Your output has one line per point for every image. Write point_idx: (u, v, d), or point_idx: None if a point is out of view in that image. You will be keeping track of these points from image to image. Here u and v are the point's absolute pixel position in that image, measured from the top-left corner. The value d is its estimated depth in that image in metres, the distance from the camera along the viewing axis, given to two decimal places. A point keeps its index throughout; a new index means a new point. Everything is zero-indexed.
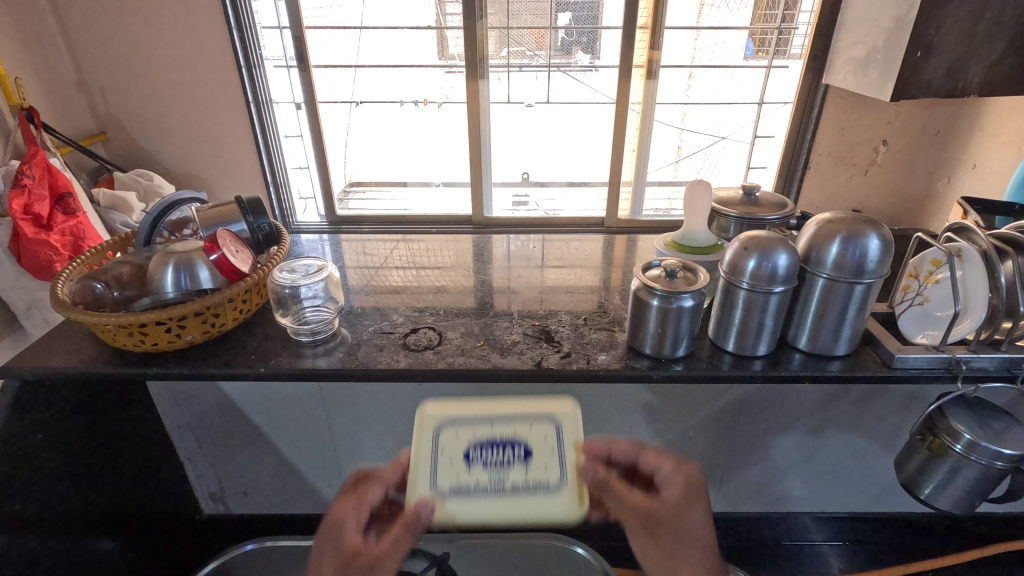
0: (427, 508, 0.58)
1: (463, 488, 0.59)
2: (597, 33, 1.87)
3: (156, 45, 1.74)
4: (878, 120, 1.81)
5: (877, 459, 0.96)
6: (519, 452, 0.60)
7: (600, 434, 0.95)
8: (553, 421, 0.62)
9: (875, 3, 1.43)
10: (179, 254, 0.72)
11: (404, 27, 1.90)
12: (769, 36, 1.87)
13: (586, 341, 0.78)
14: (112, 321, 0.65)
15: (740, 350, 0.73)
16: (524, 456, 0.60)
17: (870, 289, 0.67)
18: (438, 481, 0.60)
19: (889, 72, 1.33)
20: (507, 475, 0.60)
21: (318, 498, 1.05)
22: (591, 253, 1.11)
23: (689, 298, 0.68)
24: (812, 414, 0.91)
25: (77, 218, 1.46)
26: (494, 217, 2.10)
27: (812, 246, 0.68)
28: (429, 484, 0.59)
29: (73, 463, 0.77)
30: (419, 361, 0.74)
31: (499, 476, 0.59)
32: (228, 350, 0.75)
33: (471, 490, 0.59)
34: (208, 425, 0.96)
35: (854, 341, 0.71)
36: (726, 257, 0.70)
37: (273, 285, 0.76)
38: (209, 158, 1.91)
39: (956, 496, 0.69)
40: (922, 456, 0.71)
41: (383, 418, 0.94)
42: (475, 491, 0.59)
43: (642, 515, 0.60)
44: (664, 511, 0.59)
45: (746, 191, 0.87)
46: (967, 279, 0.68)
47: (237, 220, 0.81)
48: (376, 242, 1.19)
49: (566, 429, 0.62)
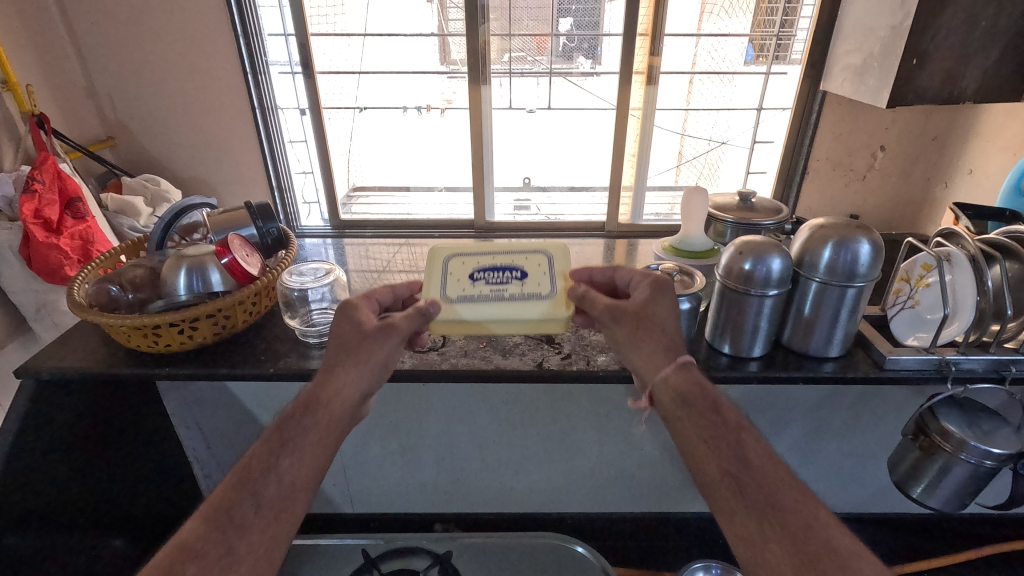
0: (436, 304, 0.64)
1: (468, 297, 0.66)
2: (598, 40, 1.88)
3: (164, 52, 1.77)
4: (876, 126, 1.82)
5: (873, 460, 0.97)
6: (516, 273, 0.66)
7: (601, 434, 0.97)
8: (546, 251, 0.68)
9: (871, 12, 1.45)
10: (191, 258, 0.74)
11: (407, 34, 1.92)
12: (768, 42, 1.88)
13: (586, 343, 0.80)
14: (128, 323, 0.67)
15: (737, 352, 0.74)
16: (521, 276, 0.66)
17: (862, 292, 0.69)
18: (448, 292, 0.66)
19: (885, 80, 1.35)
20: (505, 288, 0.66)
21: (324, 497, 1.07)
22: (591, 257, 1.13)
23: (685, 301, 0.70)
24: (808, 416, 0.93)
25: (86, 223, 1.47)
26: (496, 222, 2.10)
27: (805, 251, 0.70)
28: (439, 292, 0.66)
29: (85, 462, 0.78)
30: (424, 362, 0.76)
31: (499, 289, 0.66)
32: (239, 351, 0.77)
33: (474, 299, 0.65)
34: (217, 424, 0.97)
35: (847, 343, 0.73)
36: (721, 261, 0.72)
37: (282, 288, 0.78)
38: (215, 163, 1.94)
39: (946, 494, 0.71)
40: (914, 456, 0.73)
41: (386, 419, 0.96)
42: (478, 300, 0.65)
43: (611, 308, 0.62)
44: (636, 301, 0.63)
45: (742, 197, 0.89)
46: (956, 283, 0.70)
47: (247, 225, 0.83)
48: (377, 248, 1.22)
49: (559, 260, 0.67)
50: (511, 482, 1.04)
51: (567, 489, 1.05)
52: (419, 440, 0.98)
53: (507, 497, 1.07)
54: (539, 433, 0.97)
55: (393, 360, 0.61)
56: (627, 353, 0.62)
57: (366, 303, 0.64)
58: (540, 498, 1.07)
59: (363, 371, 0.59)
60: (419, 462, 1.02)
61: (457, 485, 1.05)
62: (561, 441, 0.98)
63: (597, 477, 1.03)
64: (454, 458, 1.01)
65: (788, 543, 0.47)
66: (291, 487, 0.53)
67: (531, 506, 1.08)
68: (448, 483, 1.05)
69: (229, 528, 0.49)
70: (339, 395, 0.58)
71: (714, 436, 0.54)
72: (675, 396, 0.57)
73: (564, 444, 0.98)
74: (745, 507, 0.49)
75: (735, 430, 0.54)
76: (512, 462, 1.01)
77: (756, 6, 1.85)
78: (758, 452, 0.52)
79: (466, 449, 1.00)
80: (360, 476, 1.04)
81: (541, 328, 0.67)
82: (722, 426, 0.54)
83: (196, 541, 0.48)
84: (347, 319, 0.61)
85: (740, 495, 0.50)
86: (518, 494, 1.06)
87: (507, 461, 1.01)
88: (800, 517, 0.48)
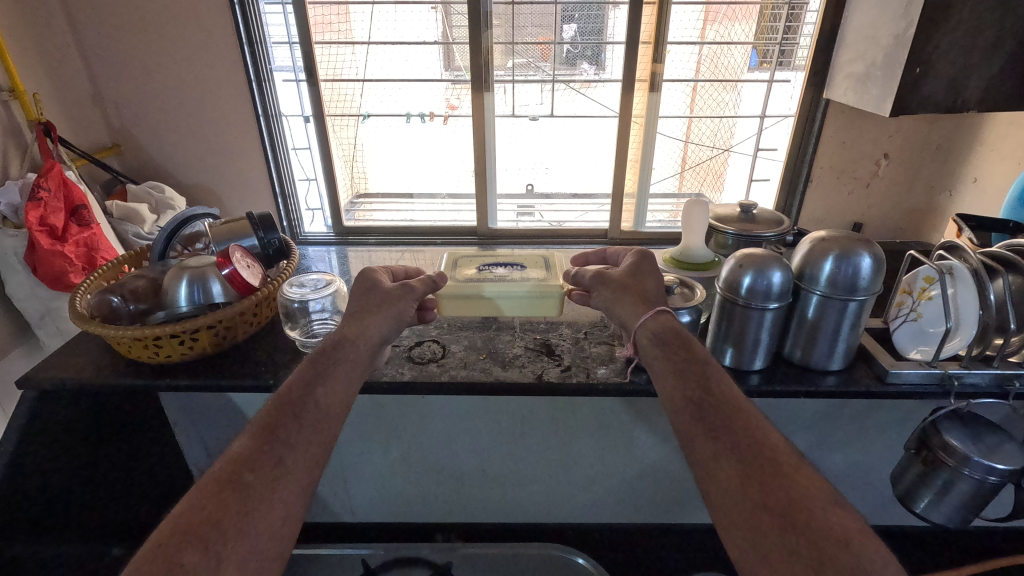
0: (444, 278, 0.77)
1: (474, 280, 0.80)
2: (602, 46, 1.89)
3: (168, 60, 1.78)
4: (880, 135, 1.80)
5: (876, 473, 0.97)
6: (519, 266, 0.83)
7: (601, 446, 0.97)
8: (543, 255, 0.85)
9: (873, 20, 1.44)
10: (193, 269, 0.74)
11: (410, 42, 1.93)
12: (771, 48, 1.87)
13: (586, 354, 0.80)
14: (129, 334, 0.67)
15: (738, 365, 0.74)
16: (522, 268, 0.83)
17: (864, 305, 0.69)
18: (455, 274, 0.80)
19: (887, 89, 1.34)
20: (510, 276, 0.81)
21: (324, 506, 1.07)
22: None
23: (685, 314, 0.70)
24: (810, 428, 0.92)
25: (91, 230, 1.48)
26: (498, 229, 2.11)
27: (805, 263, 0.69)
28: (451, 275, 0.80)
29: (87, 473, 0.79)
30: (423, 374, 0.76)
31: (504, 275, 0.80)
32: (238, 361, 0.78)
33: (481, 279, 0.80)
34: None
35: (848, 356, 0.73)
36: (722, 274, 0.72)
37: (283, 299, 0.78)
38: (219, 170, 1.95)
39: (950, 509, 0.71)
40: (917, 469, 0.73)
41: (385, 429, 0.96)
42: (485, 281, 0.79)
43: (596, 275, 0.72)
44: (624, 268, 0.72)
45: (744, 208, 0.89)
46: (959, 297, 0.69)
47: (248, 235, 0.84)
48: (382, 253, 1.23)
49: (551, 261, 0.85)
50: (512, 491, 1.04)
51: (567, 500, 1.05)
52: (419, 450, 0.98)
53: (507, 507, 1.06)
54: (541, 443, 0.97)
55: (410, 313, 0.71)
56: (612, 311, 0.70)
57: (383, 273, 0.75)
58: (541, 508, 1.06)
59: (384, 318, 0.68)
60: (418, 471, 1.01)
61: (457, 494, 1.05)
62: (563, 451, 0.98)
63: (598, 488, 1.03)
64: (455, 467, 1.01)
65: (740, 457, 0.51)
66: (326, 413, 0.59)
67: (531, 516, 1.08)
68: (448, 493, 1.04)
69: (277, 441, 0.54)
70: (363, 337, 0.66)
71: (679, 368, 0.60)
72: (651, 337, 0.64)
73: (565, 454, 0.98)
74: (703, 424, 0.55)
75: (700, 364, 0.60)
76: (513, 472, 1.01)
77: (758, 12, 1.85)
78: (719, 381, 0.58)
79: (466, 459, 0.99)
80: (360, 485, 1.04)
81: (539, 306, 0.81)
82: (687, 358, 0.61)
83: (250, 452, 0.53)
84: (367, 285, 0.71)
85: (699, 414, 0.56)
86: (519, 503, 1.06)
87: (508, 471, 1.01)
88: (754, 437, 0.53)
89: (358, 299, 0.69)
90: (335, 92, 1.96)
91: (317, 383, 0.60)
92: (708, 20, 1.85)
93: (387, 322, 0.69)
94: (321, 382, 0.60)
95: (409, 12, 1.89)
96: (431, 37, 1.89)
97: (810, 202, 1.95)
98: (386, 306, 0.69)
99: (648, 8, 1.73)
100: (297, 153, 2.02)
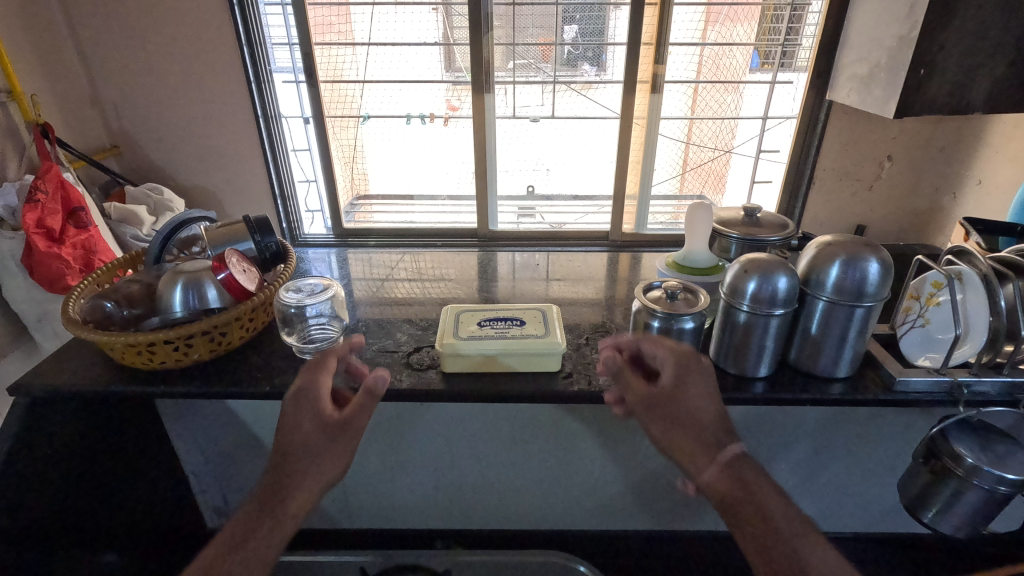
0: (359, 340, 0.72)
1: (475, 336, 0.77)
2: (604, 48, 1.88)
3: (167, 61, 1.77)
4: (884, 137, 1.78)
5: (882, 480, 0.95)
6: (517, 322, 0.80)
7: (603, 453, 0.95)
8: (540, 310, 0.83)
9: (877, 21, 1.43)
10: (188, 274, 0.73)
11: (410, 43, 1.92)
12: (773, 49, 1.86)
13: (588, 361, 0.79)
14: (121, 341, 0.66)
15: (742, 372, 0.73)
16: (520, 323, 0.79)
17: (871, 312, 0.67)
18: (457, 332, 0.78)
19: (891, 90, 1.32)
20: (508, 331, 0.78)
21: (321, 512, 1.05)
22: (595, 270, 1.16)
23: (689, 320, 0.69)
24: (815, 435, 0.91)
25: (89, 232, 1.46)
26: (498, 231, 2.10)
27: (812, 268, 0.68)
28: (453, 334, 0.77)
29: (81, 480, 0.78)
30: (422, 381, 0.75)
31: (502, 332, 0.77)
32: (234, 367, 0.77)
33: (483, 337, 0.76)
34: (215, 438, 0.96)
35: (855, 363, 0.71)
36: (726, 279, 0.71)
37: (280, 304, 0.77)
38: (218, 172, 1.94)
39: (959, 520, 0.69)
40: (925, 479, 0.71)
41: (384, 435, 0.95)
42: (486, 338, 0.76)
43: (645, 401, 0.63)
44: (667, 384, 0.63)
45: (748, 211, 0.87)
46: (968, 303, 0.68)
47: (245, 239, 0.83)
48: (382, 256, 1.23)
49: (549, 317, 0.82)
50: (511, 497, 1.02)
51: (568, 507, 1.04)
52: (419, 456, 0.97)
53: (507, 513, 1.05)
54: (543, 449, 0.96)
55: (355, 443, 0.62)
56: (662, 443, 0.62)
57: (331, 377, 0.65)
58: (541, 515, 1.05)
59: (316, 465, 0.59)
60: (417, 477, 1.00)
61: (456, 500, 1.03)
62: (563, 457, 0.96)
63: (599, 495, 1.01)
64: (455, 474, 0.99)
65: None
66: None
67: (531, 522, 1.06)
68: (448, 499, 1.03)
69: None
70: (294, 493, 0.58)
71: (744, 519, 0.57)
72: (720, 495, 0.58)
73: (566, 460, 0.97)
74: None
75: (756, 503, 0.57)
76: (513, 479, 1.00)
77: (760, 14, 1.83)
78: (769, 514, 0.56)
79: (465, 464, 0.98)
80: (358, 491, 1.02)
81: (534, 362, 0.76)
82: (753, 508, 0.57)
83: None
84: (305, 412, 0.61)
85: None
86: (519, 510, 1.04)
87: (508, 477, 0.99)
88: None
89: (303, 434, 0.60)
90: (335, 93, 1.94)
91: (234, 550, 0.55)
92: (709, 21, 1.83)
93: (333, 469, 0.60)
94: (238, 549, 0.55)
95: (409, 13, 1.87)
96: (431, 39, 1.88)
97: (812, 204, 1.93)
98: (344, 440, 0.60)
99: (650, 9, 1.71)
100: (297, 155, 2.01)
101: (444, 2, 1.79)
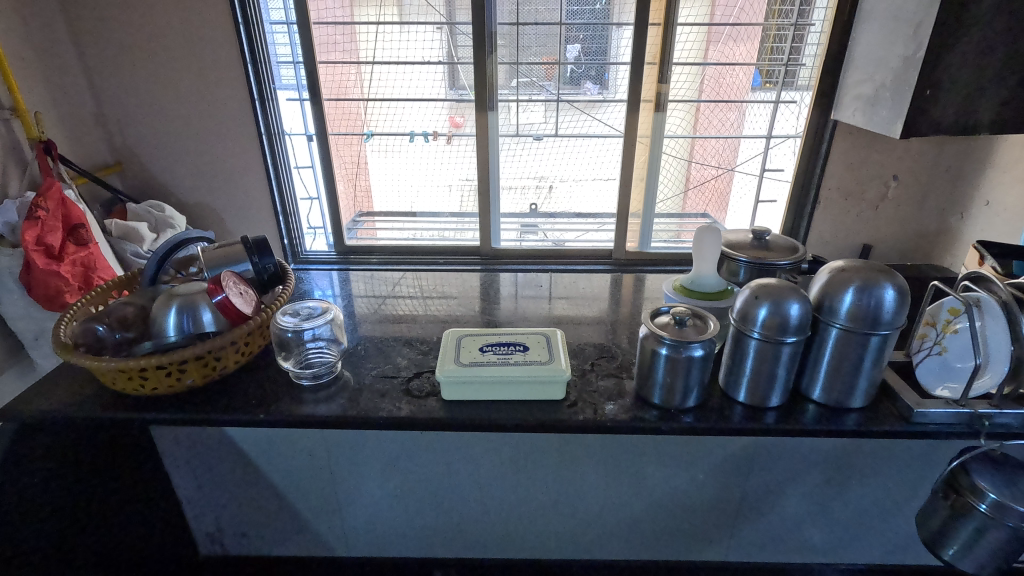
0: None
1: (477, 363, 0.75)
2: (606, 67, 1.84)
3: (171, 80, 1.77)
4: (890, 156, 1.77)
5: (898, 513, 0.91)
6: (520, 347, 0.78)
7: (608, 478, 0.92)
8: (545, 335, 0.81)
9: (880, 41, 1.42)
10: (183, 297, 0.74)
11: (414, 62, 1.90)
12: (776, 68, 1.81)
13: (594, 389, 0.77)
14: (113, 365, 0.66)
15: (753, 401, 0.71)
16: (524, 349, 0.77)
17: (887, 340, 0.66)
18: (460, 358, 0.75)
19: (896, 111, 1.29)
20: (511, 358, 0.76)
21: (317, 540, 1.02)
22: (600, 290, 1.13)
23: (699, 348, 0.67)
24: (829, 465, 0.87)
25: (88, 249, 1.43)
26: (501, 249, 2.07)
27: (825, 295, 0.67)
28: (454, 361, 0.75)
29: (69, 506, 0.75)
30: (422, 409, 0.73)
31: (506, 357, 0.75)
32: (229, 395, 0.76)
33: (485, 364, 0.74)
34: (211, 467, 0.92)
35: (869, 394, 0.70)
36: (737, 305, 0.69)
37: (276, 328, 0.77)
38: (219, 188, 1.93)
39: (982, 558, 0.65)
40: (944, 515, 0.68)
41: (381, 459, 0.92)
42: (487, 365, 0.74)
43: None
44: None
45: (757, 234, 0.87)
46: (986, 330, 0.70)
47: (243, 260, 0.84)
48: (384, 273, 1.21)
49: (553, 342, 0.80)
50: (512, 522, 0.99)
51: (571, 536, 1.00)
52: (419, 482, 0.94)
53: (506, 540, 1.01)
54: (546, 475, 0.92)
55: None
56: None
57: None
58: (545, 544, 1.01)
59: None
60: (415, 504, 0.97)
61: (454, 527, 1.00)
62: (567, 483, 0.93)
63: (604, 523, 0.98)
64: (455, 501, 0.96)
65: None
66: None
67: (531, 551, 1.02)
68: (448, 528, 1.00)
69: None
70: None
71: None
72: None
73: (569, 486, 0.94)
74: None
75: None
76: (514, 505, 0.97)
77: (761, 34, 1.79)
78: None
79: (465, 490, 0.95)
80: (354, 517, 0.99)
81: (537, 392, 0.74)
82: None
83: None
84: None
85: None
86: (520, 537, 1.01)
87: (508, 503, 0.96)
88: None
89: None
90: (340, 111, 1.94)
91: None
92: (709, 41, 1.78)
93: None
94: None
95: (413, 34, 1.86)
96: (436, 58, 1.86)
97: (818, 222, 1.90)
98: None
99: (653, 29, 1.70)
100: (299, 171, 2.00)
101: (449, 22, 1.78)
